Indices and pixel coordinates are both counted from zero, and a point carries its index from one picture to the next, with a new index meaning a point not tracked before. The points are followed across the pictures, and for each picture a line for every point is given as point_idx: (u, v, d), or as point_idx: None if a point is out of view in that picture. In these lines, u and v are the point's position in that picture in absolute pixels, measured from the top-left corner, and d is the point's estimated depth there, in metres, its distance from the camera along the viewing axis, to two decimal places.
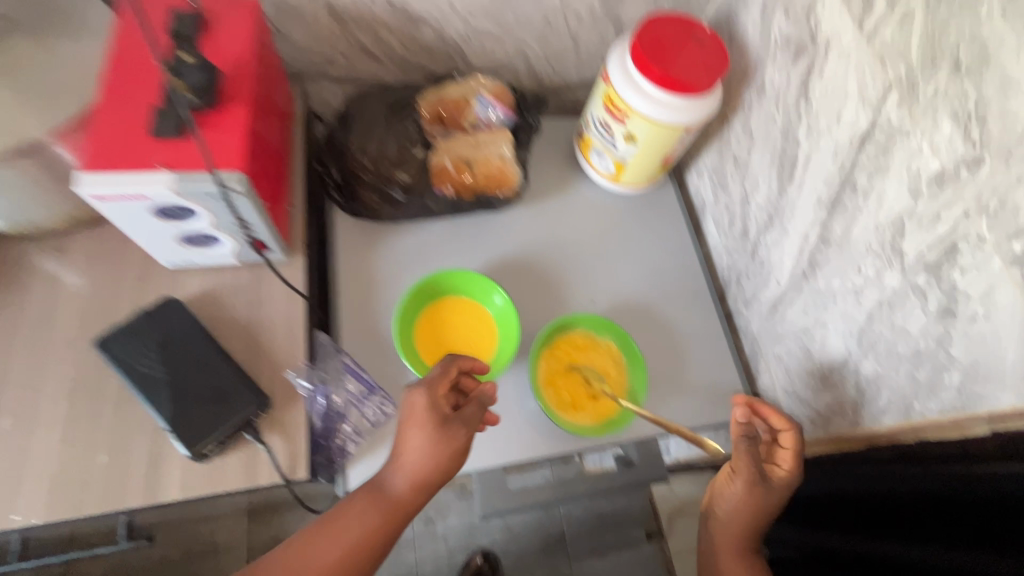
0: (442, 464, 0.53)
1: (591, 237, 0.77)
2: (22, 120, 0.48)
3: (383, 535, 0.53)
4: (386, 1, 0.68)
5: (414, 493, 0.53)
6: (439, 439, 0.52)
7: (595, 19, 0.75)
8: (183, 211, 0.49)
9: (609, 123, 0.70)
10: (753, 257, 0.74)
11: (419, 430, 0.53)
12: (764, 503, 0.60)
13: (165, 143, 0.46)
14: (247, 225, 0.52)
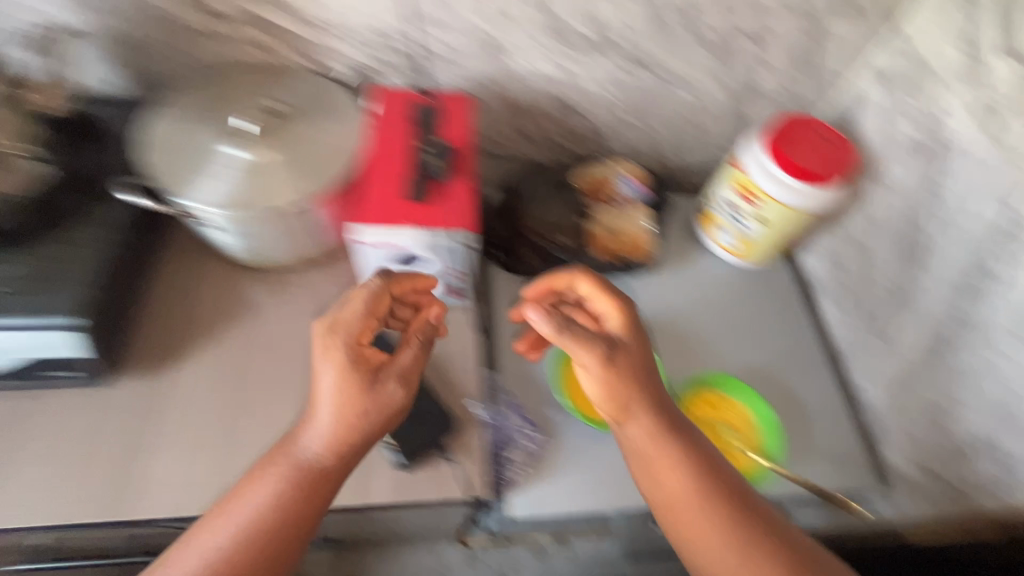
0: (375, 398, 0.52)
1: (713, 303, 0.84)
2: (290, 184, 0.59)
3: (296, 491, 0.50)
4: (553, 97, 0.82)
5: (334, 446, 0.51)
6: (352, 396, 0.51)
7: (722, 115, 0.87)
8: (418, 258, 0.61)
9: (740, 205, 0.80)
10: (873, 331, 0.78)
11: (332, 363, 0.51)
12: (614, 357, 0.56)
13: (417, 207, 0.59)
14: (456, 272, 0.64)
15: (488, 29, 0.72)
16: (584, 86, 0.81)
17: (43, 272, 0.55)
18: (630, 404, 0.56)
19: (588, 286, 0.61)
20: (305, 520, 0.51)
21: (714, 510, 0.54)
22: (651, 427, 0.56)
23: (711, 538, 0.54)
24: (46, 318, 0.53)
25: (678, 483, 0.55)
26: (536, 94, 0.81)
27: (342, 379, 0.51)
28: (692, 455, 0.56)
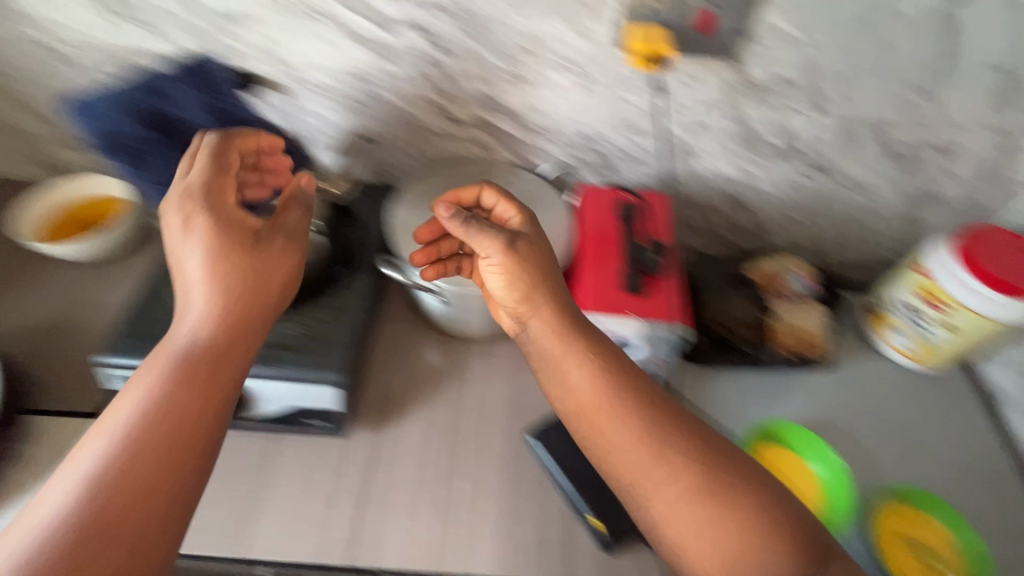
0: (246, 254, 0.54)
1: (887, 406, 0.82)
2: None
3: (196, 357, 0.50)
4: (727, 194, 0.87)
5: (231, 309, 0.53)
6: (228, 254, 0.53)
7: (894, 219, 0.88)
8: (628, 344, 0.66)
9: (923, 309, 0.77)
10: None
11: (202, 230, 0.52)
12: (531, 270, 0.58)
13: (635, 298, 0.65)
14: (656, 358, 0.68)
15: (684, 137, 0.79)
16: (760, 187, 0.86)
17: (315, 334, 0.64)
18: (533, 296, 0.57)
19: (494, 196, 0.64)
20: (196, 375, 0.49)
21: (641, 430, 0.52)
22: (586, 355, 0.55)
23: (636, 452, 0.51)
24: (321, 375, 0.61)
25: (579, 380, 0.55)
26: (712, 192, 0.87)
27: (244, 245, 0.54)
28: (603, 376, 0.54)
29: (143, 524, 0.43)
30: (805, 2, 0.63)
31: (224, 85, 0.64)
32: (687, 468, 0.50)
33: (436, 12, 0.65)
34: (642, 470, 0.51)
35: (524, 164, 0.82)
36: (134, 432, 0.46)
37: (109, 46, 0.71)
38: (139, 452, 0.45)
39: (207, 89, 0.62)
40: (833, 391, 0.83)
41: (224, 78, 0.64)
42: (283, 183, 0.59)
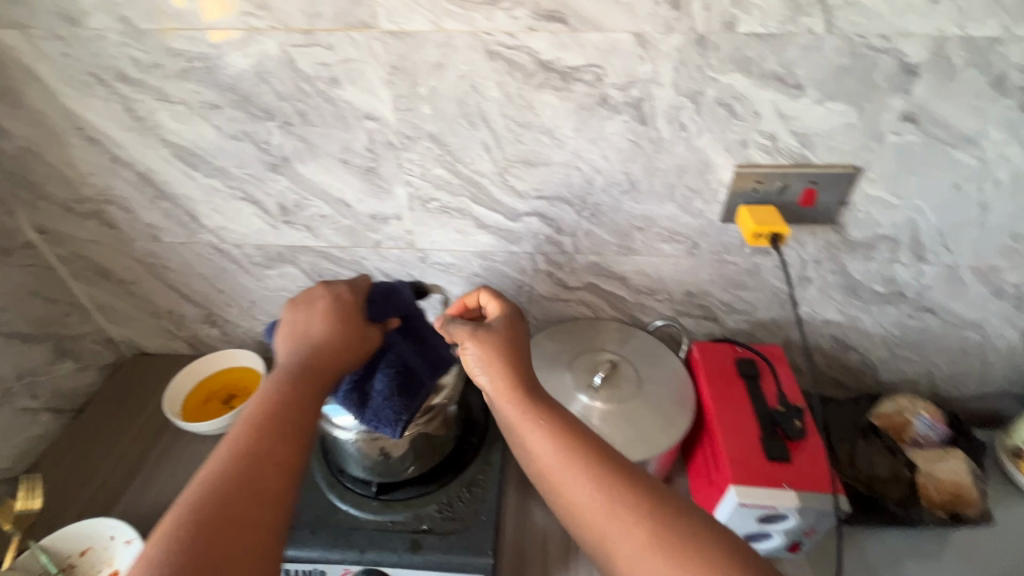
0: (356, 326, 0.59)
1: None
2: (643, 436, 0.69)
3: (293, 401, 0.52)
4: (831, 336, 0.88)
5: (329, 358, 0.56)
6: (347, 313, 0.60)
7: (1012, 351, 0.86)
8: (783, 517, 0.62)
9: None
10: None
11: (324, 305, 0.60)
12: (501, 351, 0.58)
13: (788, 468, 0.63)
14: (811, 532, 0.64)
15: (786, 289, 0.82)
16: (865, 327, 0.86)
17: (460, 516, 0.63)
18: (496, 379, 0.57)
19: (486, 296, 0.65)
20: (298, 422, 0.51)
21: (605, 481, 0.50)
22: (551, 422, 0.54)
23: (597, 506, 0.49)
24: (474, 563, 0.60)
25: (535, 446, 0.53)
26: (816, 335, 0.88)
27: (359, 319, 0.60)
28: (563, 436, 0.53)
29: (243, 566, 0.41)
30: (901, 176, 0.68)
31: (403, 293, 0.64)
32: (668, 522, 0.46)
33: (557, 202, 0.73)
34: (598, 526, 0.48)
35: (630, 320, 0.86)
36: (237, 464, 0.46)
37: (262, 244, 0.81)
38: (242, 484, 0.45)
39: (388, 300, 0.63)
40: (999, 550, 0.75)
41: (407, 293, 0.65)
42: (438, 367, 0.62)
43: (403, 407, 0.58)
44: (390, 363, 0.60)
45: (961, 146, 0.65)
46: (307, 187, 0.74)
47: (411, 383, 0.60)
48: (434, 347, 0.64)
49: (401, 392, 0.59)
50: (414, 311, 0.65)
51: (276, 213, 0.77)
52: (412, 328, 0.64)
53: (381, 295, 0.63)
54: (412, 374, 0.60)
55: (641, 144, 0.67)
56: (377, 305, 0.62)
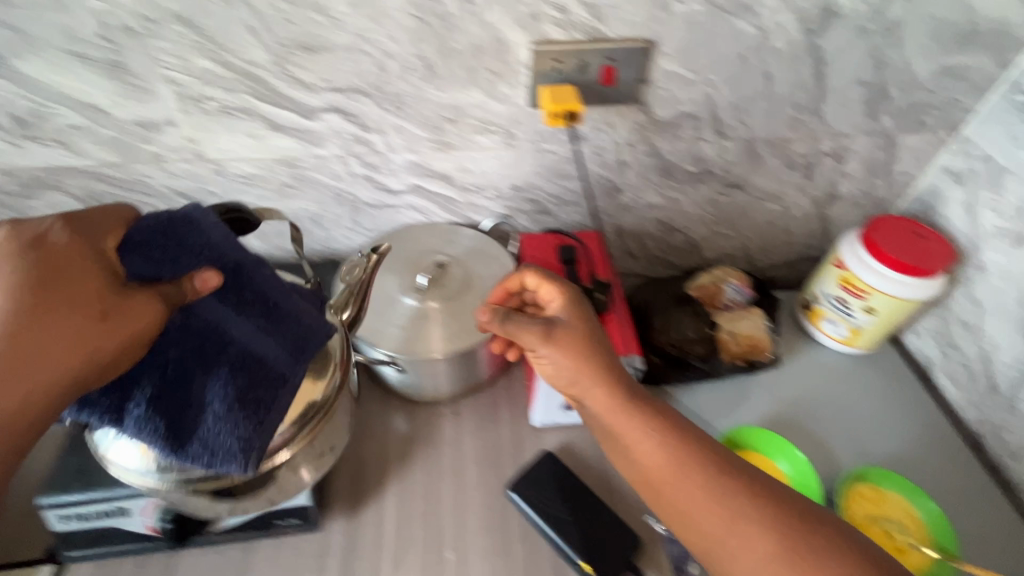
0: (86, 301, 0.45)
1: (835, 392, 0.90)
2: (465, 330, 0.70)
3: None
4: (658, 220, 0.93)
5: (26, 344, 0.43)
6: (48, 291, 0.44)
7: (808, 219, 0.97)
8: None
9: (846, 298, 0.88)
10: (1011, 410, 0.80)
11: (17, 273, 0.44)
12: (581, 338, 0.62)
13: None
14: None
15: (608, 175, 0.84)
16: (685, 208, 0.92)
17: (313, 457, 0.59)
18: (580, 379, 0.60)
19: (531, 278, 0.68)
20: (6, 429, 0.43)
21: (706, 482, 0.54)
22: (659, 422, 0.58)
23: (708, 508, 0.53)
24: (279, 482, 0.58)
25: (645, 451, 0.57)
26: (644, 219, 0.92)
27: (88, 290, 0.45)
28: (668, 441, 0.57)
29: None
30: (691, 49, 0.69)
31: (212, 233, 0.51)
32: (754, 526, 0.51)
33: (354, 94, 0.68)
34: (708, 527, 0.53)
35: (463, 221, 0.85)
36: None
37: (12, 168, 0.69)
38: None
39: (175, 240, 0.49)
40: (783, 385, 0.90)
41: (217, 233, 0.51)
42: (294, 343, 0.55)
43: (261, 403, 0.51)
44: (220, 349, 0.50)
45: (740, 15, 0.67)
46: (44, 91, 0.62)
47: (261, 369, 0.52)
48: (274, 307, 0.54)
49: (250, 384, 0.51)
50: (231, 252, 0.52)
51: (14, 127, 0.65)
52: (235, 282, 0.52)
53: (168, 243, 0.49)
54: (259, 356, 0.52)
55: (429, 22, 0.62)
56: (156, 259, 0.48)
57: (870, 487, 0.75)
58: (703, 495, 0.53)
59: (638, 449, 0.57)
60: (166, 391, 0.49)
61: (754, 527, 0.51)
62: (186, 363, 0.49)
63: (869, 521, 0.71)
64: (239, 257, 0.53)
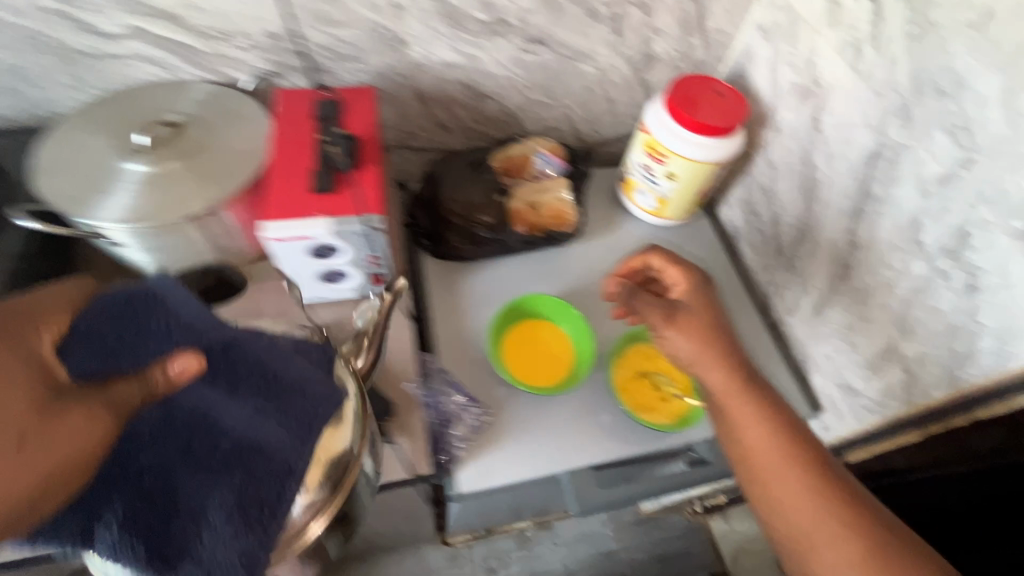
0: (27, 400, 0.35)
1: (642, 262, 0.91)
2: (202, 189, 0.61)
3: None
4: (462, 83, 0.84)
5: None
6: None
7: (629, 85, 0.91)
8: (333, 248, 0.61)
9: (652, 166, 0.84)
10: (791, 269, 0.83)
11: None
12: (709, 318, 0.66)
13: (327, 197, 0.59)
14: (376, 260, 0.65)
15: (381, 22, 0.73)
16: (488, 69, 0.83)
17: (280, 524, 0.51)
18: (705, 359, 0.63)
19: (660, 260, 0.72)
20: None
21: (795, 475, 0.55)
22: (764, 409, 0.59)
23: (803, 503, 0.54)
24: None
25: (751, 433, 0.58)
26: (445, 83, 0.83)
27: (11, 399, 0.35)
28: (780, 425, 0.58)
29: None
30: None
31: (179, 309, 0.47)
32: (865, 515, 0.53)
33: None
34: (777, 496, 0.56)
35: (222, 80, 0.74)
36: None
37: None
38: None
39: (135, 328, 0.45)
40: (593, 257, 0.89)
41: (184, 305, 0.48)
42: (303, 429, 0.49)
43: (247, 497, 0.45)
44: (209, 439, 0.45)
45: None
46: None
47: (262, 460, 0.47)
48: (285, 382, 0.50)
49: (246, 482, 0.46)
50: (203, 322, 0.48)
51: None
52: (222, 361, 0.48)
53: (114, 334, 0.44)
54: (267, 447, 0.47)
55: None
56: (106, 347, 0.42)
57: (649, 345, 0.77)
58: (840, 483, 0.55)
59: (749, 433, 0.58)
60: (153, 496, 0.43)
61: (880, 527, 0.52)
62: (205, 462, 0.45)
63: (643, 376, 0.75)
64: (225, 334, 0.49)
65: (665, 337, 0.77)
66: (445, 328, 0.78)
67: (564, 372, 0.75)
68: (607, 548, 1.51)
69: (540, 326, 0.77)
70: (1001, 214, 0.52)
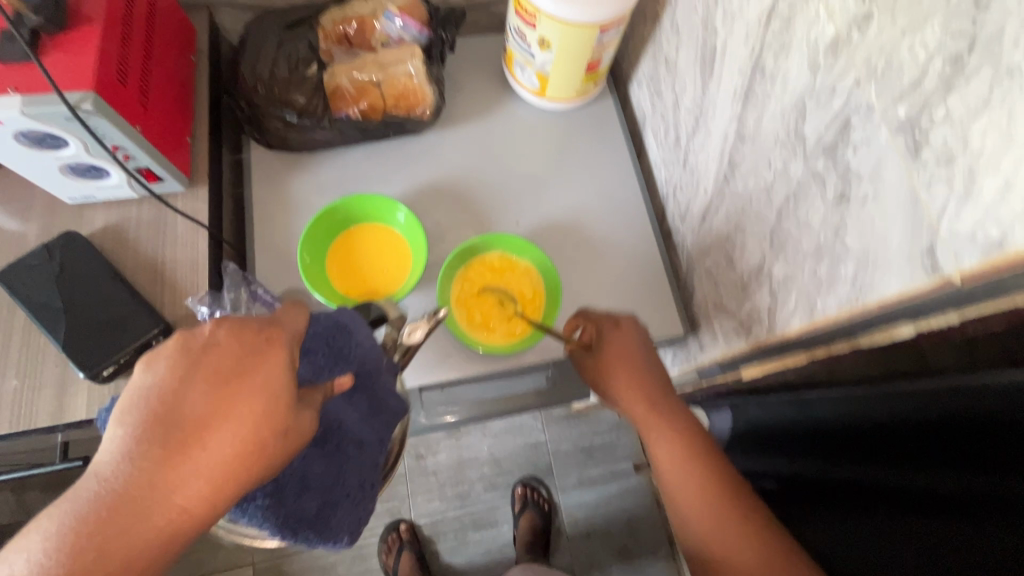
0: (269, 412, 0.41)
1: (519, 155, 0.79)
2: None
3: (124, 507, 0.36)
4: None
5: (183, 463, 0.37)
6: (218, 382, 0.40)
7: None
8: (59, 139, 0.50)
9: (523, 30, 0.67)
10: (685, 166, 0.69)
11: (213, 363, 0.40)
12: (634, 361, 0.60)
13: (16, 67, 0.46)
14: (125, 153, 0.53)
15: None
16: None
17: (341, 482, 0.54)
18: (637, 395, 0.58)
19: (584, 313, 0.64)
20: (126, 552, 0.36)
21: (729, 515, 0.51)
22: (682, 444, 0.55)
23: (704, 508, 0.52)
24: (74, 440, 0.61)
25: (663, 450, 0.55)
26: None
27: (253, 407, 0.40)
28: (688, 448, 0.55)
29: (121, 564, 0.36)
30: None
31: (359, 338, 0.54)
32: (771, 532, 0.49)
33: None
34: (717, 546, 0.50)
35: None
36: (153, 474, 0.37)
37: None
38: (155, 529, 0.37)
39: (334, 351, 0.52)
40: (456, 151, 0.78)
41: (363, 338, 0.54)
42: (388, 429, 0.57)
43: (355, 486, 0.54)
44: (337, 446, 0.53)
45: None
46: None
47: (352, 460, 0.54)
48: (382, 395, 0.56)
49: (359, 474, 0.54)
50: (371, 358, 0.54)
51: None
52: (359, 383, 0.54)
53: (324, 349, 0.52)
54: (352, 451, 0.54)
55: None
56: (319, 365, 0.52)
57: (503, 254, 0.66)
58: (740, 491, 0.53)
59: (660, 456, 0.56)
60: (283, 493, 0.49)
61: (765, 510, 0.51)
62: (316, 475, 0.51)
63: (484, 290, 0.65)
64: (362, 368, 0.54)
65: (515, 241, 0.66)
66: (264, 234, 0.68)
67: (396, 285, 0.66)
68: (536, 440, 1.55)
69: (364, 235, 0.67)
70: (886, 98, 0.38)
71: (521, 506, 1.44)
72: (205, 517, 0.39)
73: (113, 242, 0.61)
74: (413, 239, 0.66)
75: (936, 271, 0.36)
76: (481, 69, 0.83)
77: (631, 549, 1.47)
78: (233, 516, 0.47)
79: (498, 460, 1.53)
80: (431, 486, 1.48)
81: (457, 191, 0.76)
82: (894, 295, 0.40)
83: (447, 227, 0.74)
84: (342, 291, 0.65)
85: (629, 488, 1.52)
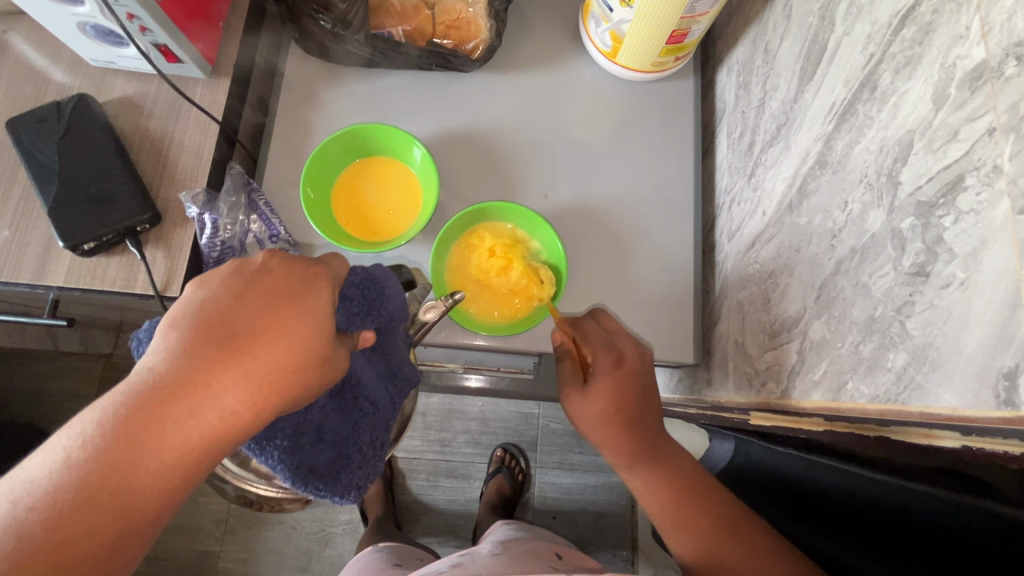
0: (313, 345, 0.34)
1: (572, 120, 0.70)
2: None
3: (154, 410, 0.31)
4: None
5: (221, 379, 0.32)
6: (273, 303, 0.34)
7: None
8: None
9: None
10: (750, 178, 0.59)
11: (269, 284, 0.35)
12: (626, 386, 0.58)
13: None
14: (141, 25, 0.50)
15: None
16: None
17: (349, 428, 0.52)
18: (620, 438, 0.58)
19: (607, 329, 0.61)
20: (148, 464, 0.31)
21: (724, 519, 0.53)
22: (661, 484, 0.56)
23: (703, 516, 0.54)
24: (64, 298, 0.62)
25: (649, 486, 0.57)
26: None
27: (302, 336, 0.34)
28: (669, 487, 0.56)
29: (145, 476, 0.31)
30: None
31: (391, 293, 0.42)
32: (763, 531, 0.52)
33: None
34: (729, 554, 0.51)
35: None
36: (189, 389, 0.31)
37: None
38: (183, 446, 0.32)
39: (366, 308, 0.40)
40: (504, 99, 0.70)
41: (396, 295, 0.42)
42: (405, 392, 0.48)
43: (368, 444, 0.46)
44: (354, 401, 0.45)
45: None
46: None
47: (367, 418, 0.45)
48: (398, 356, 0.47)
49: (373, 428, 0.46)
50: (399, 317, 0.43)
51: None
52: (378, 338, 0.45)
53: (360, 300, 0.40)
54: (367, 409, 0.45)
55: None
56: (353, 316, 0.39)
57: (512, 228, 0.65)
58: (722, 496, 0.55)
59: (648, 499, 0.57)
60: (300, 438, 0.42)
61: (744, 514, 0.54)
62: (332, 426, 0.44)
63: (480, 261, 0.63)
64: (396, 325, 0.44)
65: (529, 218, 0.63)
66: (286, 145, 0.65)
67: (397, 229, 0.62)
68: (528, 411, 1.52)
69: (376, 167, 0.63)
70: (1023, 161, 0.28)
71: (496, 467, 1.43)
72: (237, 440, 0.33)
73: (127, 116, 0.58)
74: (426, 181, 0.61)
75: (1009, 404, 0.28)
76: (558, 14, 0.73)
77: (591, 542, 1.45)
78: (251, 452, 0.41)
79: (487, 420, 1.51)
80: (416, 425, 1.50)
81: (493, 144, 0.69)
82: (943, 411, 0.32)
83: (471, 182, 0.68)
84: (341, 221, 0.61)
85: (609, 485, 1.48)
